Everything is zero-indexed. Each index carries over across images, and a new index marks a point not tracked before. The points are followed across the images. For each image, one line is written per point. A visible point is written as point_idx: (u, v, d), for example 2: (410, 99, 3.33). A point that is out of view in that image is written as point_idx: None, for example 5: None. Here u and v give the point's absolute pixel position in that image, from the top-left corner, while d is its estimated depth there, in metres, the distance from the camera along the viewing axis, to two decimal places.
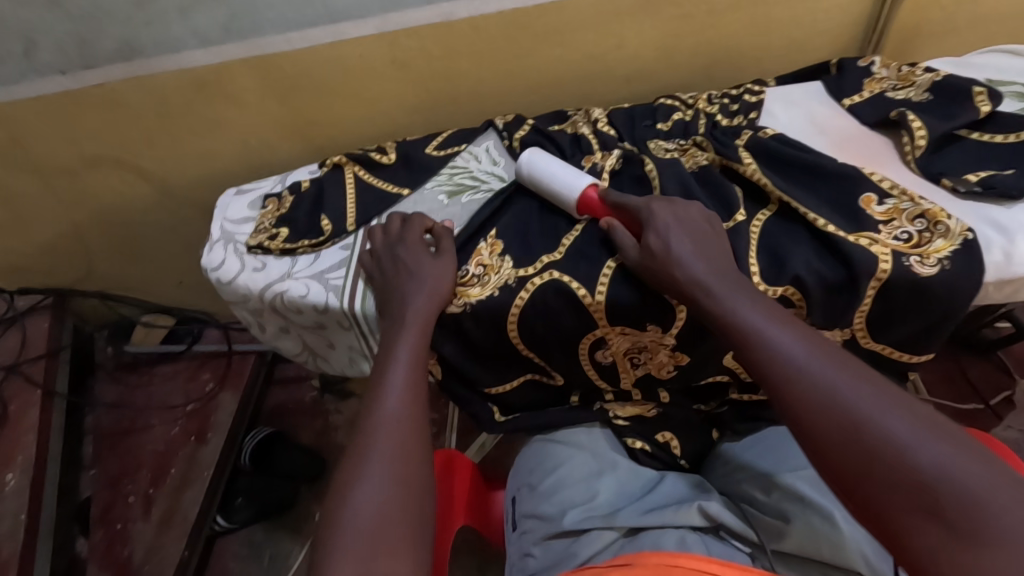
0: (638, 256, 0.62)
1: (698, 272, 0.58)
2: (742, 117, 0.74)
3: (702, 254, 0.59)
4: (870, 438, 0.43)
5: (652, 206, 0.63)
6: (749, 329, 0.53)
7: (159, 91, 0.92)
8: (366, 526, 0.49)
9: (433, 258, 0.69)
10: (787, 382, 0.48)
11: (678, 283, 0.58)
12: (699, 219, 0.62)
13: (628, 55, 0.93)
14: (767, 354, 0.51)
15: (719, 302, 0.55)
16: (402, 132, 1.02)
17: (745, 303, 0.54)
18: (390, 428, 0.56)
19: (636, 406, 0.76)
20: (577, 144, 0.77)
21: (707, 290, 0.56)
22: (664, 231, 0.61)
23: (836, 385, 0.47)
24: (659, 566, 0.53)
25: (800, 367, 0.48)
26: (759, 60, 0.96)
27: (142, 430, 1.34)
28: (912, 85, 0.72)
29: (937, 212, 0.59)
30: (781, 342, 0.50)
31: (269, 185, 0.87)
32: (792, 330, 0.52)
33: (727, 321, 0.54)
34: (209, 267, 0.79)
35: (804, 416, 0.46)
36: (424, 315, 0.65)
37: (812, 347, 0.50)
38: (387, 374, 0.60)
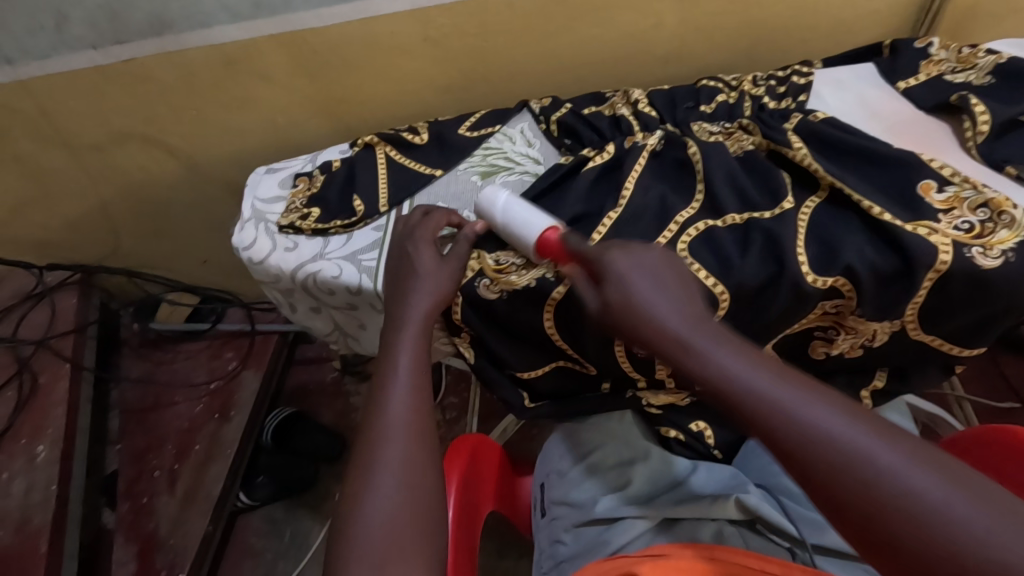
0: (597, 310, 0.52)
1: (672, 322, 0.47)
2: (790, 99, 0.72)
3: (671, 296, 0.49)
4: (908, 516, 0.36)
5: (610, 256, 0.52)
6: (739, 396, 0.42)
7: (187, 67, 0.91)
8: (380, 537, 0.47)
9: (437, 256, 0.66)
10: (794, 458, 0.39)
11: (648, 333, 0.47)
12: (664, 263, 0.52)
13: (668, 34, 0.90)
14: (765, 423, 0.41)
15: (703, 362, 0.44)
16: (431, 112, 1.01)
17: (724, 358, 0.44)
18: (399, 426, 0.53)
19: (669, 394, 0.72)
20: (616, 125, 0.76)
21: (686, 345, 0.45)
22: (619, 279, 0.50)
23: (859, 452, 0.38)
24: (698, 558, 0.52)
25: (810, 439, 0.39)
26: (804, 41, 0.93)
27: (167, 406, 1.35)
28: (973, 68, 0.69)
29: (1001, 201, 0.56)
30: (785, 408, 0.40)
31: (299, 164, 0.86)
32: (785, 386, 0.42)
33: (708, 382, 0.44)
34: (241, 246, 0.78)
35: (813, 475, 0.38)
36: (428, 304, 0.61)
37: (818, 406, 0.40)
38: (390, 370, 0.57)
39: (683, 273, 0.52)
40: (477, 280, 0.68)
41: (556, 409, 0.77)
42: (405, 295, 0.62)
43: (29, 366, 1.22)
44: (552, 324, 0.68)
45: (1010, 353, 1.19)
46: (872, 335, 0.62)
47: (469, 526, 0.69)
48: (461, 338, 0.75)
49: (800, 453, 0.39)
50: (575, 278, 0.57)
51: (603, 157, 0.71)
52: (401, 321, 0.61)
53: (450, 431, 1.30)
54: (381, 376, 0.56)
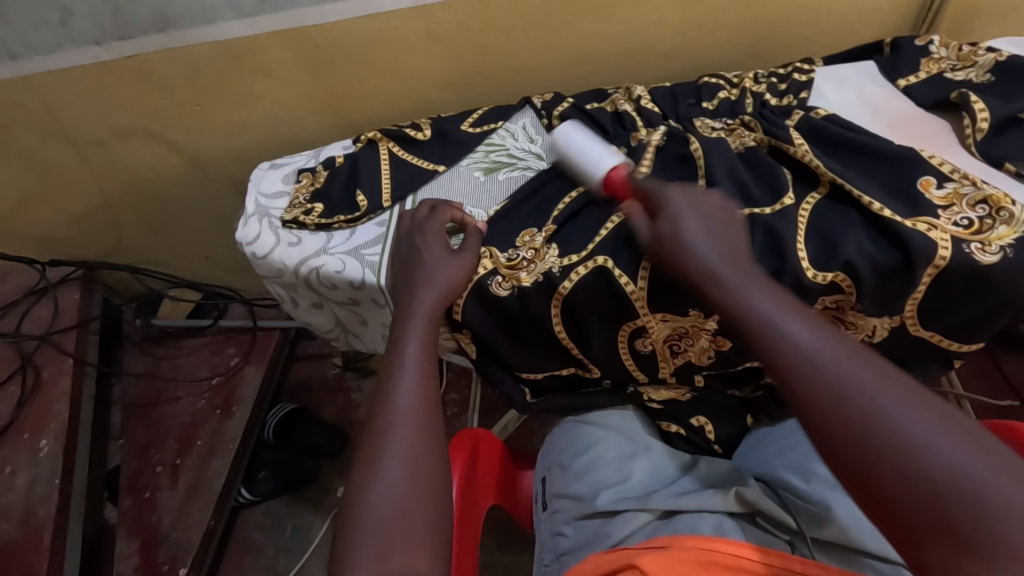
0: (649, 240, 0.58)
1: (710, 259, 0.54)
2: (791, 96, 0.72)
3: (715, 240, 0.55)
4: (889, 446, 0.40)
5: (667, 193, 0.59)
6: (756, 322, 0.49)
7: (191, 62, 0.92)
8: (385, 525, 0.48)
9: (444, 248, 0.66)
10: (795, 382, 0.45)
11: (683, 267, 0.55)
12: (718, 207, 0.58)
13: (669, 31, 0.91)
14: (776, 352, 0.47)
15: (731, 292, 0.51)
16: (433, 109, 1.01)
17: (755, 295, 0.50)
18: (403, 416, 0.53)
19: (671, 390, 0.75)
20: (618, 122, 0.76)
21: (718, 279, 0.52)
22: (673, 214, 0.57)
23: (851, 387, 0.42)
24: (697, 550, 0.53)
25: (813, 367, 0.44)
26: (806, 39, 0.93)
27: (169, 402, 1.36)
28: (973, 65, 0.69)
29: (1000, 198, 0.57)
30: (800, 339, 0.46)
31: (302, 160, 0.86)
32: (805, 322, 0.47)
33: (738, 313, 0.50)
34: (244, 241, 0.79)
35: (810, 395, 0.44)
36: (435, 296, 0.62)
37: (830, 342, 0.45)
38: (396, 362, 0.57)
39: (741, 228, 0.58)
40: (490, 278, 0.68)
41: (558, 405, 0.77)
42: (412, 288, 0.63)
43: (32, 360, 1.22)
44: (559, 320, 0.69)
45: (1009, 350, 1.20)
46: (870, 332, 0.64)
47: (471, 520, 0.69)
48: (462, 334, 0.74)
49: (802, 375, 0.44)
50: (629, 209, 0.63)
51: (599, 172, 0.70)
52: (407, 314, 0.61)
53: (451, 426, 1.31)
54: (387, 368, 0.57)
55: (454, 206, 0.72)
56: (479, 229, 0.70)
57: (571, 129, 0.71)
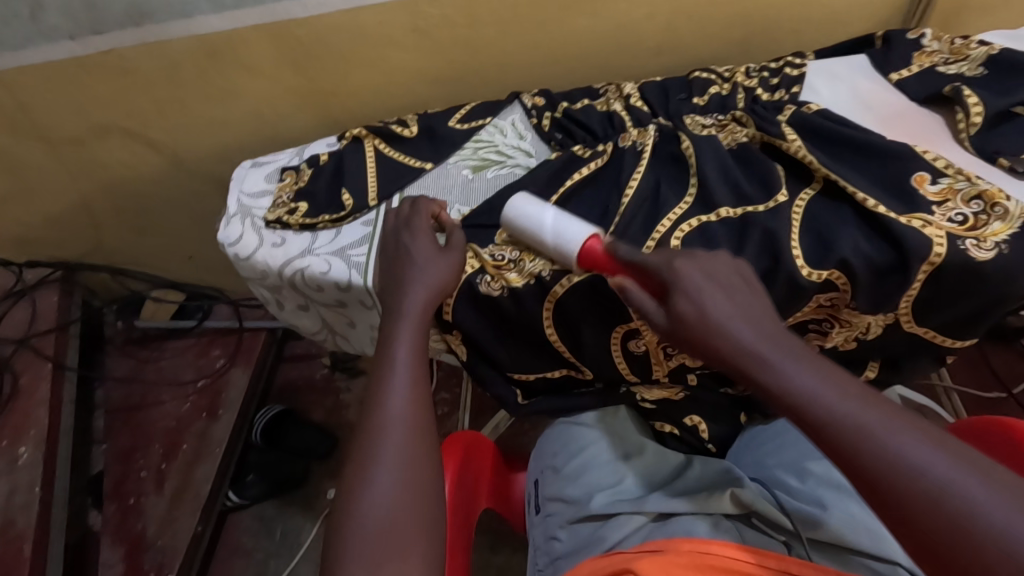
0: (669, 327, 0.50)
1: (747, 338, 0.47)
2: (783, 91, 0.71)
3: (746, 317, 0.48)
4: (1002, 560, 0.35)
5: (676, 269, 0.50)
6: (814, 412, 0.43)
7: (169, 58, 0.89)
8: (378, 534, 0.47)
9: (434, 247, 0.64)
10: (876, 484, 0.40)
11: (720, 349, 0.47)
12: (731, 273, 0.51)
13: (659, 24, 0.89)
14: (852, 450, 0.41)
15: (779, 376, 0.45)
16: (420, 105, 0.99)
17: (807, 379, 0.44)
18: (392, 422, 0.51)
19: (663, 390, 0.74)
20: (608, 121, 0.75)
21: (762, 360, 0.46)
22: (694, 294, 0.49)
23: (954, 495, 0.38)
24: (694, 554, 0.53)
25: (899, 471, 0.39)
26: (797, 32, 0.92)
27: (153, 405, 1.33)
28: (966, 59, 0.68)
29: (994, 193, 0.56)
30: (874, 430, 0.41)
31: (286, 157, 0.84)
32: (875, 412, 0.42)
33: (789, 402, 0.44)
34: (227, 242, 0.77)
35: (898, 501, 0.39)
36: (425, 295, 0.60)
37: (907, 433, 0.41)
38: (386, 364, 0.55)
39: (761, 299, 0.51)
40: (478, 276, 0.67)
41: (551, 407, 0.76)
42: (401, 287, 0.61)
43: (10, 365, 1.19)
44: (551, 320, 0.68)
45: (996, 343, 1.20)
46: (863, 330, 0.63)
47: (465, 523, 0.68)
48: (452, 336, 0.73)
49: (882, 474, 0.40)
50: (625, 286, 0.53)
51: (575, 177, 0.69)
52: (397, 313, 0.59)
53: (442, 427, 1.29)
54: (377, 370, 0.55)
55: (436, 203, 0.71)
56: (456, 224, 0.68)
57: (523, 208, 0.64)
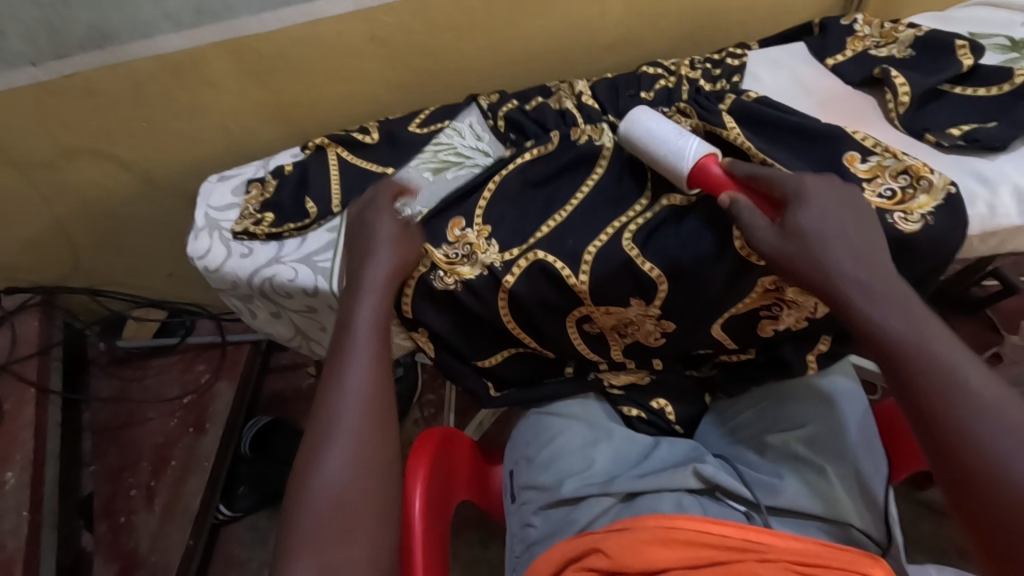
0: (771, 248, 0.55)
1: (851, 273, 0.52)
2: (725, 81, 0.74)
3: (854, 252, 0.53)
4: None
5: (805, 183, 0.56)
6: (900, 347, 0.48)
7: (133, 78, 0.91)
8: (333, 496, 0.50)
9: (398, 227, 0.67)
10: (935, 427, 0.46)
11: (818, 270, 0.53)
12: (858, 210, 0.56)
13: (610, 23, 0.92)
14: (931, 395, 0.46)
15: (870, 309, 0.50)
16: (383, 113, 1.01)
17: (891, 317, 0.49)
18: (352, 391, 0.54)
19: (630, 374, 0.76)
20: (561, 118, 0.78)
21: (861, 293, 0.51)
22: (814, 212, 0.55)
23: (999, 448, 0.43)
24: (659, 529, 0.55)
25: (965, 423, 0.44)
26: (744, 24, 0.95)
27: (140, 423, 1.34)
28: (895, 41, 0.72)
29: (919, 168, 0.60)
30: (957, 388, 0.46)
31: (252, 170, 0.86)
32: (960, 362, 0.47)
33: (870, 331, 0.50)
34: (195, 255, 0.78)
35: (947, 437, 0.45)
36: (382, 281, 0.62)
37: (980, 395, 0.45)
38: (349, 334, 0.58)
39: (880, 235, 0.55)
40: (432, 273, 0.69)
41: (519, 398, 0.78)
42: (363, 264, 0.64)
43: None
44: (508, 312, 0.70)
45: (960, 314, 1.24)
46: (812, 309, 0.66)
47: (438, 516, 0.69)
48: (418, 333, 0.75)
49: (937, 416, 0.46)
50: (738, 203, 0.58)
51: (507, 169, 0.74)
52: (360, 288, 0.62)
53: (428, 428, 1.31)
54: (333, 356, 0.57)
55: (397, 184, 0.73)
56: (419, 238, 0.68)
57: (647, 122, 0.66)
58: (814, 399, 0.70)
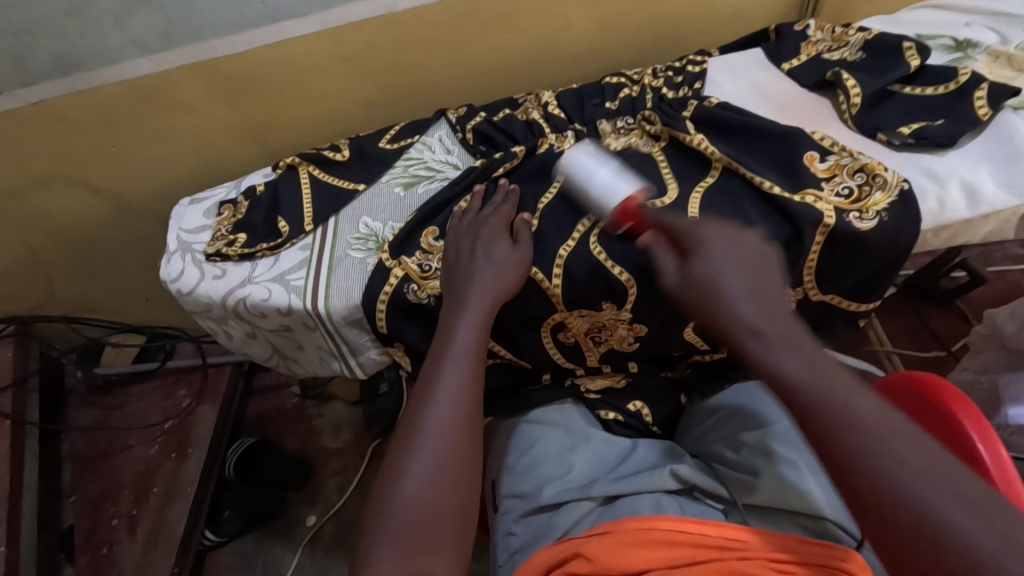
0: (680, 287, 0.55)
1: (749, 315, 0.51)
2: (687, 88, 0.76)
3: (753, 295, 0.52)
4: (963, 567, 0.38)
5: (701, 229, 0.57)
6: (795, 392, 0.47)
7: (101, 103, 0.90)
8: (416, 516, 0.53)
9: (510, 249, 0.66)
10: (845, 471, 0.44)
11: (721, 315, 0.52)
12: (755, 253, 0.56)
13: (575, 35, 0.94)
14: (830, 435, 0.45)
15: (766, 353, 0.49)
16: (355, 130, 1.02)
17: (782, 357, 0.49)
18: (444, 422, 0.58)
19: (606, 378, 0.78)
20: (529, 129, 0.79)
21: (756, 333, 0.50)
22: (708, 255, 0.55)
23: (898, 478, 0.42)
24: (638, 531, 0.56)
25: (866, 459, 0.43)
26: (705, 31, 0.98)
27: (121, 451, 1.31)
28: (846, 45, 0.74)
29: (875, 166, 0.62)
30: (864, 424, 0.44)
31: (224, 191, 0.86)
32: (850, 398, 0.46)
33: (771, 374, 0.49)
34: (168, 279, 0.78)
35: (847, 474, 0.44)
36: (486, 306, 0.63)
37: (876, 425, 0.44)
38: (445, 355, 0.61)
39: (780, 279, 0.56)
40: (405, 285, 0.70)
41: (500, 408, 0.79)
42: (467, 283, 0.65)
43: None
44: None
45: (932, 305, 1.27)
46: None
47: None
48: (395, 347, 0.76)
49: (836, 454, 0.44)
50: (654, 247, 0.60)
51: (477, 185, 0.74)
52: (461, 306, 0.64)
53: None
54: (428, 374, 0.61)
55: (509, 191, 0.71)
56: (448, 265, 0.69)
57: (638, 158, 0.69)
58: None
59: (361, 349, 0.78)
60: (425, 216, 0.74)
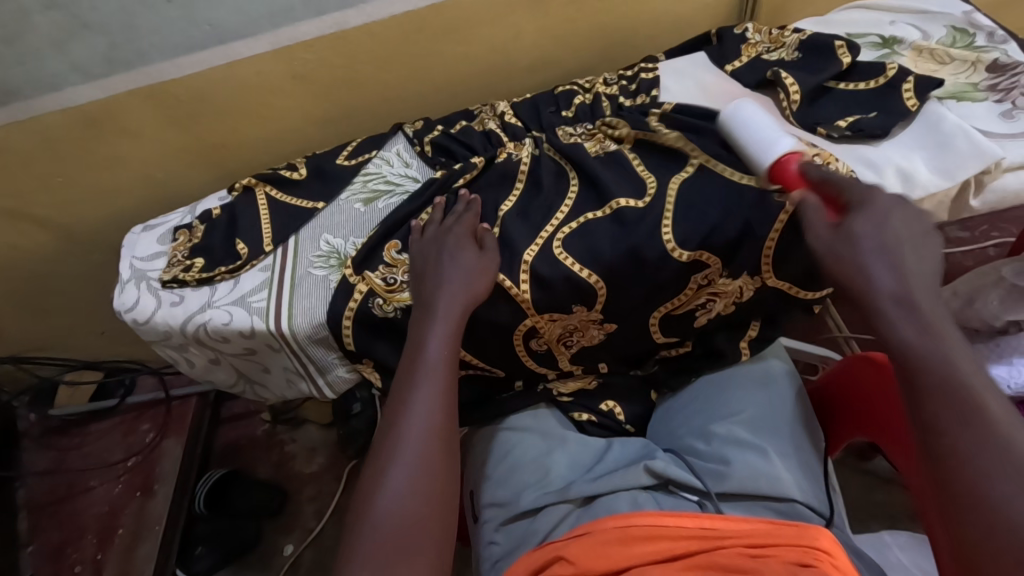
0: (820, 246, 0.54)
1: (884, 285, 0.50)
2: (644, 96, 0.78)
3: (897, 271, 0.50)
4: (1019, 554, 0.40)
5: (873, 197, 0.54)
6: (918, 356, 0.47)
7: (44, 132, 0.88)
8: (393, 528, 0.54)
9: (477, 256, 0.66)
10: (936, 431, 0.45)
11: (855, 285, 0.51)
12: (915, 234, 0.53)
13: (526, 45, 0.96)
14: (932, 392, 0.46)
15: (895, 318, 0.49)
16: (311, 149, 1.01)
17: (915, 330, 0.48)
18: (419, 435, 0.58)
19: (578, 380, 0.79)
20: (487, 139, 0.80)
21: (883, 303, 0.49)
22: (876, 225, 0.53)
23: (984, 458, 0.43)
24: (617, 529, 0.57)
25: (963, 429, 0.44)
26: (652, 39, 1.01)
27: (81, 493, 1.26)
28: (783, 46, 0.77)
29: (828, 156, 0.65)
30: (991, 424, 0.43)
31: (177, 217, 0.84)
32: (970, 374, 0.46)
33: (890, 338, 0.49)
34: (123, 309, 0.75)
35: (938, 435, 0.45)
36: (456, 312, 0.63)
37: (990, 403, 0.44)
38: (419, 365, 0.61)
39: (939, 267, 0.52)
40: (370, 300, 0.70)
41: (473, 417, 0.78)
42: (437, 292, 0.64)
43: None
44: None
45: None
46: (738, 294, 0.71)
47: None
48: (364, 364, 0.74)
49: (933, 414, 0.45)
50: (807, 201, 0.57)
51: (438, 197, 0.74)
52: (431, 315, 0.63)
53: None
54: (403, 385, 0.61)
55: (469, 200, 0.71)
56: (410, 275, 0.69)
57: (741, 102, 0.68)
58: (753, 382, 0.74)
59: (329, 368, 0.77)
60: (388, 231, 0.74)
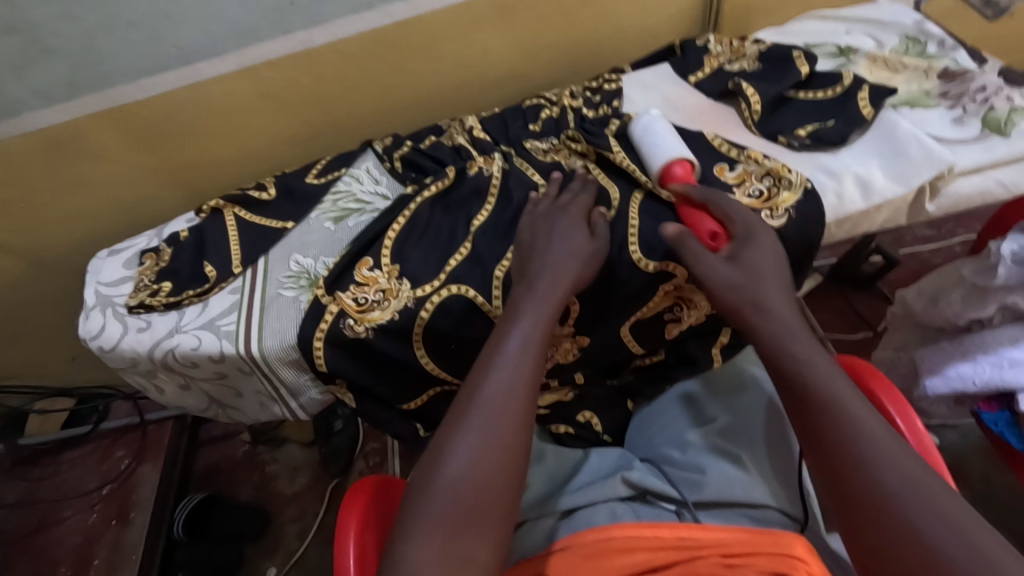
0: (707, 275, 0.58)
1: (771, 311, 0.56)
2: (606, 107, 0.79)
3: (783, 297, 0.57)
4: (902, 535, 0.44)
5: (749, 226, 0.60)
6: (799, 372, 0.53)
7: (4, 158, 0.86)
8: None
9: None
10: (823, 435, 0.50)
11: (746, 311, 0.57)
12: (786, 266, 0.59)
13: (494, 59, 0.96)
14: (817, 402, 0.51)
15: (778, 340, 0.55)
16: (282, 167, 1.00)
17: (796, 348, 0.54)
18: None
19: (554, 393, 0.79)
20: (456, 153, 0.80)
21: (767, 326, 0.56)
22: (753, 253, 0.59)
23: (866, 454, 0.48)
24: (595, 542, 0.56)
25: (847, 431, 0.49)
26: (618, 50, 1.02)
27: (54, 525, 1.22)
28: (744, 57, 0.80)
29: (779, 169, 0.66)
30: (865, 429, 0.49)
31: (144, 240, 0.82)
32: (842, 384, 0.52)
33: (775, 356, 0.55)
34: (88, 336, 0.74)
35: (826, 439, 0.50)
36: (557, 293, 0.59)
37: (862, 407, 0.50)
38: None
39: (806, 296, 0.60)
40: (341, 321, 0.68)
41: None
42: None
43: None
44: (423, 350, 0.71)
45: (855, 289, 1.35)
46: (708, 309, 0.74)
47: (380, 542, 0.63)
48: (337, 385, 0.74)
49: (820, 421, 0.50)
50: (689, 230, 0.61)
51: (406, 214, 0.74)
52: None
53: None
54: None
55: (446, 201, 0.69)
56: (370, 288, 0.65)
57: (652, 117, 0.72)
58: (724, 389, 0.74)
59: (303, 391, 0.76)
60: (361, 247, 0.72)
